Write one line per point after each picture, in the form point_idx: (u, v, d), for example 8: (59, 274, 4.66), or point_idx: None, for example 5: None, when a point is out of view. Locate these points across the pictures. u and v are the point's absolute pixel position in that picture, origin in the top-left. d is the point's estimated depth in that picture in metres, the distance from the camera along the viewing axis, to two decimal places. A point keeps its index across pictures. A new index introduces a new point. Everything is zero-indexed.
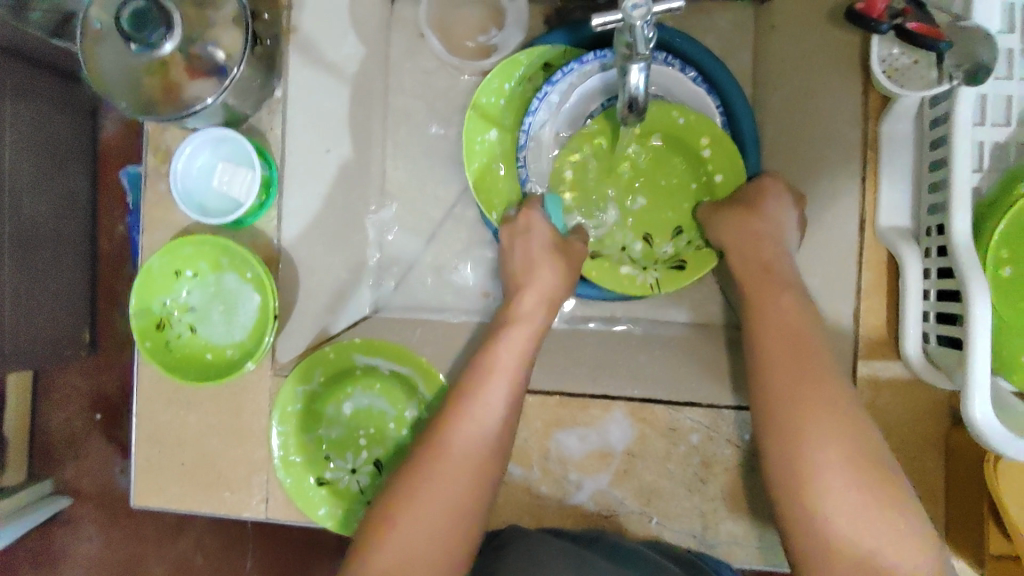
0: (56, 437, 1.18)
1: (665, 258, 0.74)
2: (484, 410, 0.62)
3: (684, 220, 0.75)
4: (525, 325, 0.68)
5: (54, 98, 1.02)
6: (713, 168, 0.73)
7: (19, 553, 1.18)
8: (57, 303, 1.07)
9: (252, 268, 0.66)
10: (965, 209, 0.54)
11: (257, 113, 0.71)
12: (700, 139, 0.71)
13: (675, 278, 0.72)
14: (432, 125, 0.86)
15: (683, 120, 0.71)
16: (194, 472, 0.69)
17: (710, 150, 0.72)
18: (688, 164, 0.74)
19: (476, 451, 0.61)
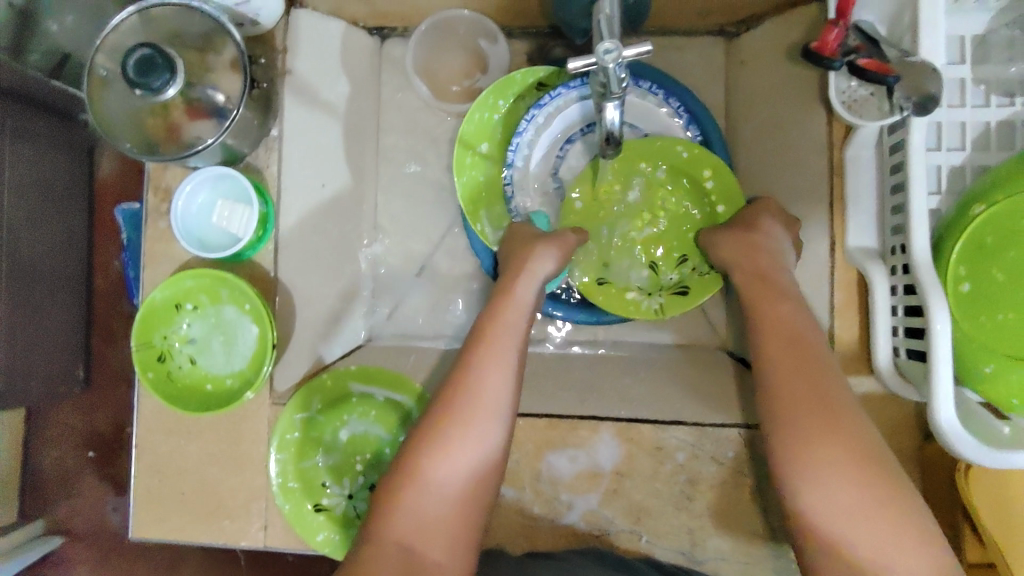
0: (48, 475, 1.18)
1: (670, 284, 0.78)
2: (469, 417, 0.62)
3: (690, 247, 0.78)
4: (512, 326, 0.67)
5: (50, 137, 1.05)
6: (719, 198, 0.76)
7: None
8: (53, 337, 1.09)
9: (250, 299, 0.68)
10: (924, 229, 0.57)
11: (255, 151, 0.74)
12: (702, 171, 0.75)
13: (681, 303, 0.76)
14: (421, 159, 0.89)
15: (687, 153, 0.75)
16: (193, 503, 0.70)
17: (713, 181, 0.76)
18: (691, 194, 0.78)
19: (463, 458, 0.61)
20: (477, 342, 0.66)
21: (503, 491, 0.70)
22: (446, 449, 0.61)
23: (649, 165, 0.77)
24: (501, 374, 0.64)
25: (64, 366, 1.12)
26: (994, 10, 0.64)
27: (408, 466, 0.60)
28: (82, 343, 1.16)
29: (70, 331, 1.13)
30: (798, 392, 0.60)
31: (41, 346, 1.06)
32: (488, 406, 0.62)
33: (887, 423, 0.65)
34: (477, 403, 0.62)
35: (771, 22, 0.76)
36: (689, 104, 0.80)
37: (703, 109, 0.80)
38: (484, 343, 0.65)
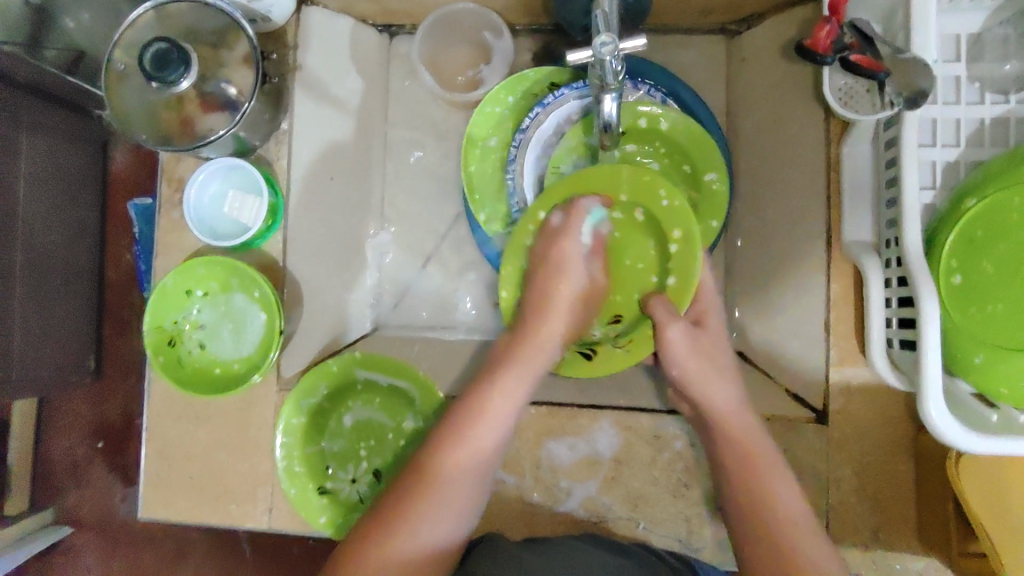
0: (59, 464, 1.20)
1: (588, 340, 0.75)
2: (453, 466, 0.64)
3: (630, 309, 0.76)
4: (520, 383, 0.68)
5: (66, 132, 1.07)
6: (709, 216, 0.76)
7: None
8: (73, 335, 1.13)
9: (260, 287, 0.70)
10: (915, 223, 0.59)
11: (265, 144, 0.77)
12: (673, 230, 0.70)
13: (577, 367, 0.73)
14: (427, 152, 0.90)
15: (666, 203, 0.69)
16: (201, 485, 0.72)
17: (677, 246, 0.70)
18: (656, 255, 0.73)
19: (445, 503, 0.63)
20: (475, 393, 0.67)
21: (504, 478, 0.71)
22: (429, 496, 0.63)
23: (628, 202, 0.72)
24: (500, 424, 0.65)
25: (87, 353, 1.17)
26: (990, 9, 0.66)
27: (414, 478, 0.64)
28: (93, 339, 1.19)
29: (89, 325, 1.17)
30: (741, 425, 0.66)
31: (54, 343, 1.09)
32: (471, 458, 0.64)
33: (880, 416, 0.67)
34: (466, 453, 0.64)
35: (771, 20, 0.78)
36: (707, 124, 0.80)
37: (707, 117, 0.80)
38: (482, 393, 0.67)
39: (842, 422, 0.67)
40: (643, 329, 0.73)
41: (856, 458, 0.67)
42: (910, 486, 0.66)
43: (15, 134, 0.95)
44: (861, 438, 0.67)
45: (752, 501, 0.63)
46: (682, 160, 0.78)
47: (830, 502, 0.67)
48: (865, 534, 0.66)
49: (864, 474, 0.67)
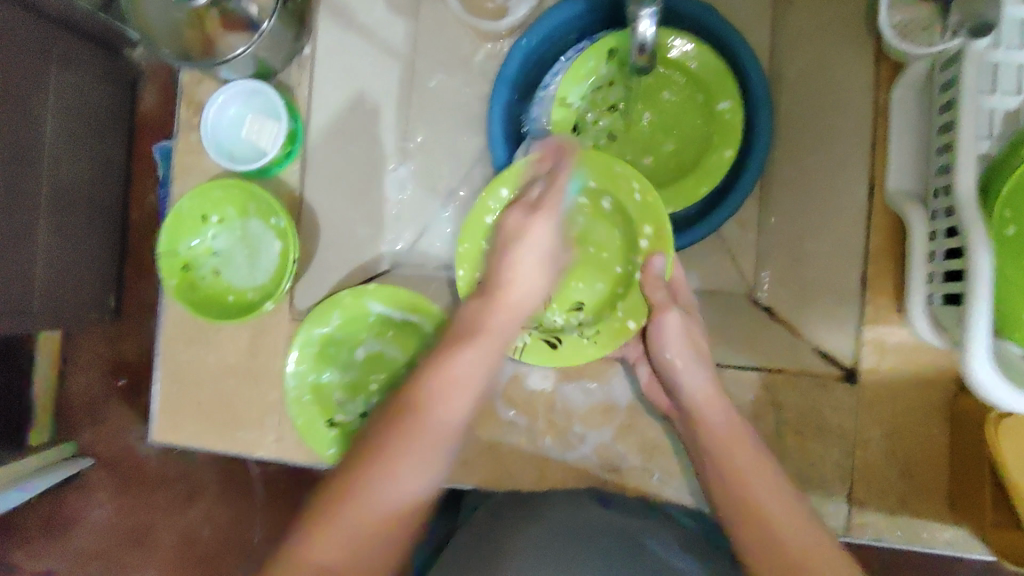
0: (78, 401, 1.15)
1: (550, 327, 0.69)
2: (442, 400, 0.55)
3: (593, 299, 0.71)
4: (494, 336, 0.60)
5: (94, 68, 1.02)
6: (721, 147, 0.73)
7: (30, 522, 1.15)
8: (65, 274, 1.00)
9: (276, 215, 0.69)
10: (970, 168, 0.54)
11: (286, 69, 0.75)
12: (643, 227, 0.68)
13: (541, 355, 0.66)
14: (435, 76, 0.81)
15: (640, 196, 0.67)
16: (211, 410, 0.72)
17: (648, 242, 0.68)
18: (622, 244, 0.70)
19: (438, 446, 0.53)
20: (469, 325, 0.60)
21: (516, 420, 0.69)
22: (408, 447, 0.52)
23: (597, 189, 0.70)
24: (483, 359, 0.58)
25: (83, 291, 1.06)
26: None
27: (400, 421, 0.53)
28: (113, 282, 1.14)
29: (96, 264, 1.09)
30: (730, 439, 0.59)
31: (69, 280, 1.02)
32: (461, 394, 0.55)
33: (914, 376, 0.64)
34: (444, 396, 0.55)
35: None
36: (751, 71, 0.72)
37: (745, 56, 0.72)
38: (476, 328, 0.60)
39: (873, 380, 0.64)
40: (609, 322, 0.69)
41: (886, 418, 0.64)
42: (942, 450, 0.63)
43: (45, 68, 0.90)
44: (896, 398, 0.64)
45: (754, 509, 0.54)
46: (696, 91, 0.76)
47: (854, 462, 0.64)
48: (891, 500, 0.63)
49: (893, 434, 0.64)
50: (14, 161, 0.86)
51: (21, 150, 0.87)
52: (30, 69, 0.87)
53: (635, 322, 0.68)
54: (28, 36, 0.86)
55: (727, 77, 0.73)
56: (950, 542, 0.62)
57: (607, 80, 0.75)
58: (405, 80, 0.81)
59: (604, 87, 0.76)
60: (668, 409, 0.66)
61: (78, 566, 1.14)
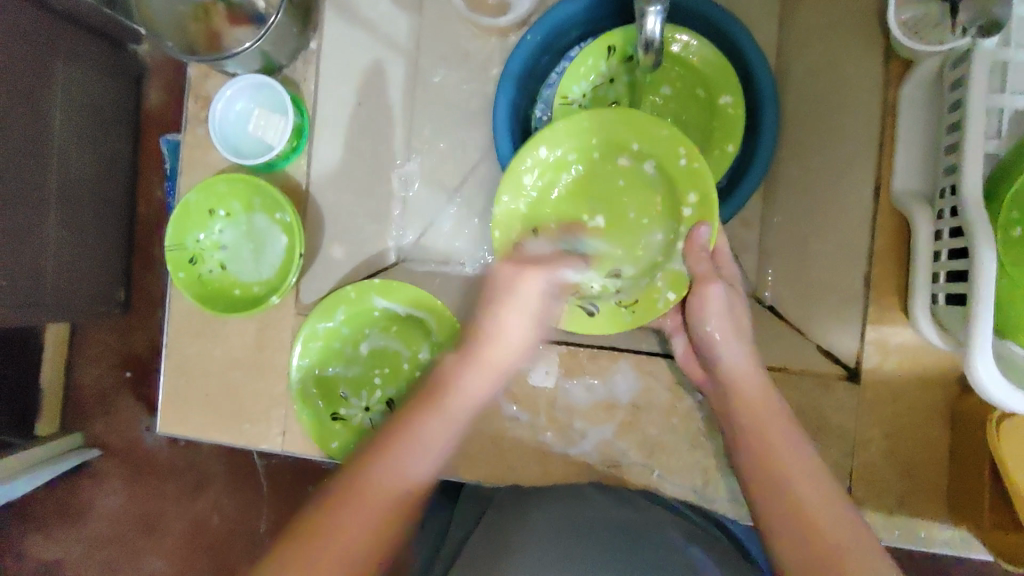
0: (87, 391, 1.17)
1: (586, 294, 0.68)
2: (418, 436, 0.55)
3: (640, 264, 0.69)
4: (488, 369, 0.62)
5: (100, 62, 1.03)
6: (723, 141, 0.74)
7: (41, 511, 1.16)
8: (72, 265, 1.01)
9: (282, 210, 0.71)
10: (976, 170, 0.54)
11: (292, 64, 0.77)
12: (686, 193, 0.65)
13: (576, 321, 0.67)
14: (438, 72, 0.80)
15: (686, 160, 0.65)
16: (218, 402, 0.73)
17: (691, 211, 0.65)
18: (664, 209, 0.68)
19: (409, 470, 0.53)
20: (446, 377, 0.61)
21: (519, 416, 0.70)
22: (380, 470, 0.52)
23: (640, 151, 0.67)
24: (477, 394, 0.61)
25: (90, 285, 1.07)
26: None
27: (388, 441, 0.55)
28: (122, 273, 1.15)
29: (104, 257, 1.10)
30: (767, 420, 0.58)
31: (78, 273, 1.03)
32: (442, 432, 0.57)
33: (916, 376, 0.64)
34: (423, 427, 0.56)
35: None
36: (758, 71, 0.71)
37: (749, 46, 0.72)
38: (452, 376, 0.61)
39: (875, 379, 0.64)
40: (650, 294, 0.67)
41: (887, 418, 0.64)
42: (943, 452, 0.63)
43: (52, 62, 0.90)
44: (898, 399, 0.64)
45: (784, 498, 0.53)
46: (696, 84, 0.76)
47: (855, 462, 0.64)
48: (891, 498, 0.63)
49: (894, 434, 0.64)
50: (21, 152, 0.87)
51: (29, 142, 0.88)
52: (37, 63, 0.88)
53: (676, 293, 0.65)
54: (36, 28, 0.87)
55: (728, 72, 0.73)
56: (948, 542, 0.62)
57: (608, 77, 0.77)
58: (410, 74, 0.81)
59: (604, 84, 0.77)
60: (702, 382, 0.66)
61: (90, 552, 1.16)
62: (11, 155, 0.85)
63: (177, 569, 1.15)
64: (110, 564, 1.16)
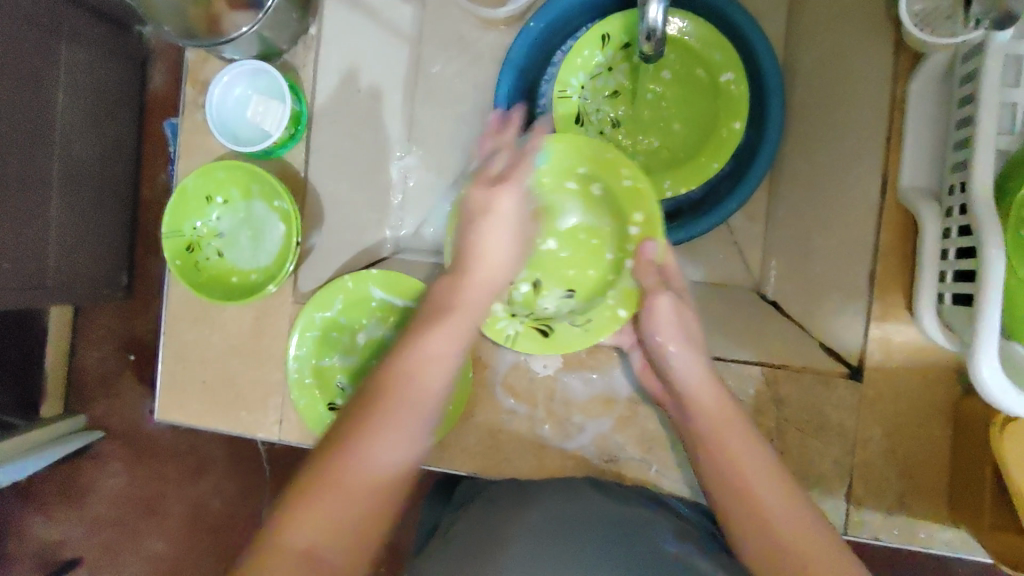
0: (90, 374, 1.17)
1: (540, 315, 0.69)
2: (427, 360, 0.57)
3: (583, 283, 0.70)
4: (467, 312, 0.62)
5: (105, 45, 1.02)
6: (730, 120, 0.72)
7: (45, 491, 1.17)
8: (78, 247, 1.01)
9: (280, 197, 0.70)
10: (986, 166, 0.53)
11: (292, 49, 0.74)
12: (634, 214, 0.68)
13: (532, 340, 0.66)
14: (433, 65, 0.83)
15: (631, 182, 0.67)
16: (215, 388, 0.72)
17: (638, 229, 0.68)
18: (614, 233, 0.70)
19: (395, 431, 0.54)
20: (423, 323, 0.60)
21: (516, 409, 0.69)
22: (390, 420, 0.54)
23: (587, 175, 0.70)
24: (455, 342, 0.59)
25: (94, 269, 1.07)
26: None
27: (375, 401, 0.55)
28: (125, 257, 1.15)
29: (108, 241, 1.09)
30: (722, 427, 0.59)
31: (82, 256, 1.03)
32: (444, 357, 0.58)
33: (919, 374, 0.63)
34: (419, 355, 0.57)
35: None
36: (764, 57, 0.70)
37: (755, 30, 0.70)
38: (447, 305, 0.62)
39: (878, 377, 0.63)
40: (602, 309, 0.68)
41: (888, 417, 0.63)
42: (944, 455, 0.62)
43: (54, 44, 0.89)
44: (899, 398, 0.63)
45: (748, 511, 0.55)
46: (695, 64, 0.75)
47: (853, 460, 0.63)
48: (889, 500, 0.62)
49: (895, 433, 0.63)
50: (27, 133, 0.87)
51: (34, 125, 0.88)
52: (40, 46, 0.87)
53: (628, 309, 0.67)
54: (41, 11, 0.86)
55: (731, 51, 0.72)
56: (948, 543, 0.62)
57: (605, 67, 0.75)
58: None
59: (603, 73, 0.76)
60: (661, 398, 0.66)
61: (93, 532, 1.17)
62: (16, 136, 0.85)
63: (177, 551, 1.15)
64: (111, 544, 1.17)
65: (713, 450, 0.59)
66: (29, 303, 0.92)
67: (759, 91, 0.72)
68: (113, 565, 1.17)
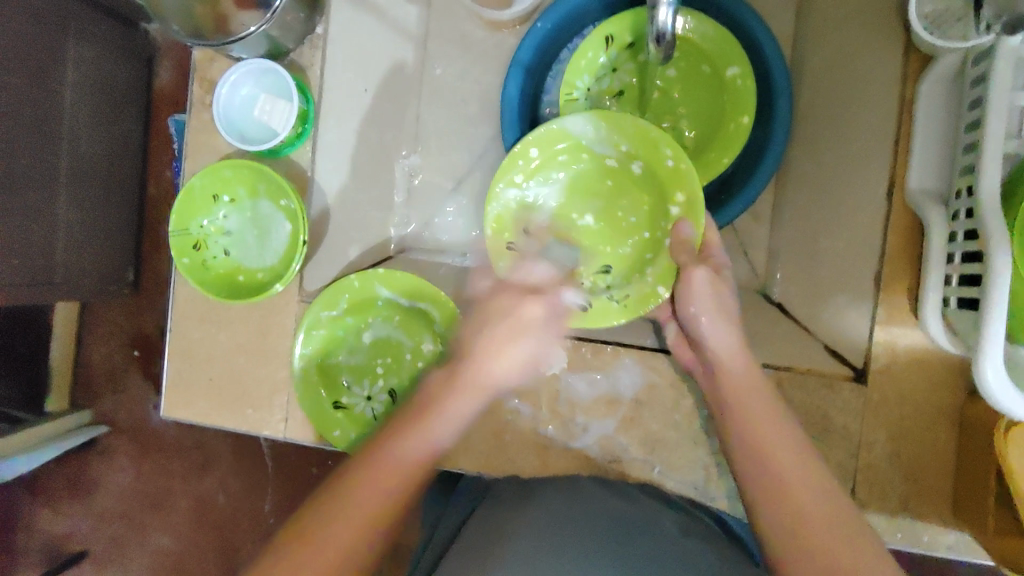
0: (97, 369, 1.18)
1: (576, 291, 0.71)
2: (411, 449, 0.54)
3: (622, 262, 0.72)
4: (466, 402, 0.58)
5: (112, 42, 1.02)
6: (738, 113, 0.72)
7: (52, 485, 1.18)
8: (84, 243, 1.01)
9: (286, 197, 0.70)
10: (995, 171, 0.53)
11: (299, 48, 0.73)
12: (673, 193, 0.68)
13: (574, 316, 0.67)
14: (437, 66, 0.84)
15: (671, 162, 0.67)
16: (221, 386, 0.73)
17: (678, 209, 0.67)
18: (651, 211, 0.70)
19: (362, 526, 0.49)
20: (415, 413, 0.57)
21: (520, 409, 0.69)
22: (360, 508, 0.50)
23: (629, 153, 0.70)
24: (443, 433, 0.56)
25: (100, 266, 1.07)
26: None
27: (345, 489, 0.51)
28: (132, 254, 1.16)
29: (115, 238, 1.10)
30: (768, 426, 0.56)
31: (89, 252, 1.03)
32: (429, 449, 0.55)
33: (925, 377, 0.63)
34: (401, 459, 0.53)
35: None
36: (773, 61, 0.70)
37: (762, 28, 0.71)
38: (444, 396, 0.58)
39: (883, 381, 0.63)
40: (640, 286, 0.69)
41: (892, 420, 0.63)
42: (948, 458, 0.62)
43: (62, 42, 0.89)
44: (904, 401, 0.63)
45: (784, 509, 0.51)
46: (699, 61, 0.75)
47: (858, 463, 0.63)
48: (893, 502, 0.62)
49: (899, 437, 0.63)
50: (32, 129, 0.87)
51: (39, 121, 0.87)
52: (47, 43, 0.87)
53: (667, 288, 0.67)
54: (48, 8, 0.86)
55: (736, 47, 0.71)
56: (950, 546, 0.62)
57: (609, 67, 0.75)
58: None
59: (608, 74, 0.76)
60: (691, 366, 0.66)
61: (99, 526, 1.18)
62: (21, 132, 0.85)
63: (183, 546, 1.16)
64: (118, 539, 1.18)
65: (750, 448, 0.56)
66: (36, 299, 0.92)
67: (767, 92, 0.72)
68: (120, 559, 1.18)
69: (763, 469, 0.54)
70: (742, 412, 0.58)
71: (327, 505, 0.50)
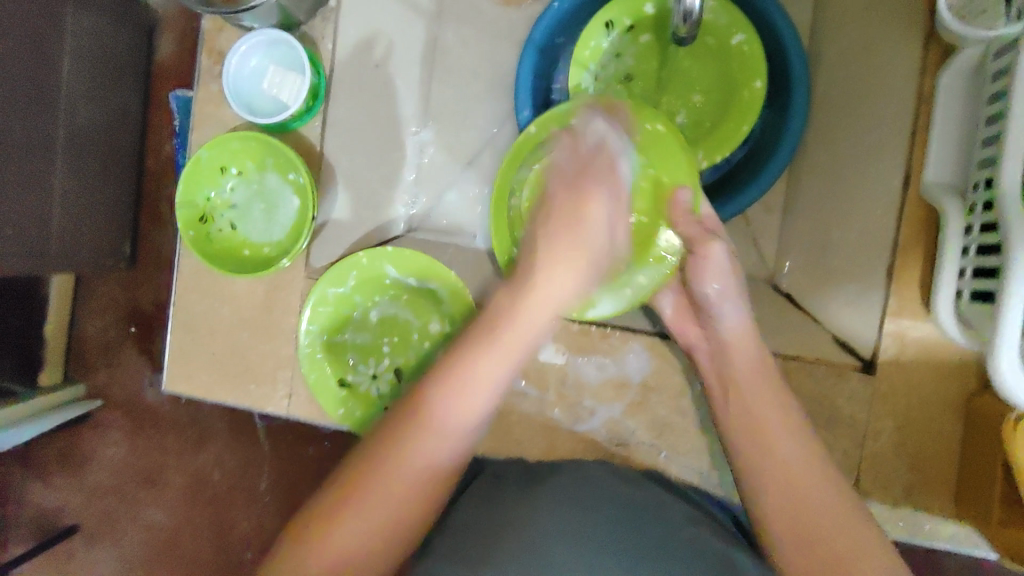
0: (91, 343, 1.17)
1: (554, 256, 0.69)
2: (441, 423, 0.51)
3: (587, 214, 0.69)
4: (499, 364, 0.54)
5: (113, 11, 1.00)
6: (750, 79, 0.71)
7: (45, 458, 1.18)
8: (79, 216, 0.99)
9: (296, 170, 0.69)
10: (1015, 165, 0.52)
11: (310, 21, 0.75)
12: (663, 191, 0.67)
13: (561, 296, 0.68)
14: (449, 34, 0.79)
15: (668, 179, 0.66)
16: (224, 360, 0.72)
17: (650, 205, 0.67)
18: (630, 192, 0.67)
19: (391, 505, 0.48)
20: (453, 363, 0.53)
21: (526, 390, 0.69)
22: (384, 484, 0.48)
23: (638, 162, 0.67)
24: (474, 408, 0.52)
25: (98, 241, 1.06)
26: None
27: (370, 462, 0.49)
28: (129, 229, 1.14)
29: (111, 212, 1.08)
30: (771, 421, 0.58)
31: (85, 225, 1.02)
32: (455, 429, 0.51)
33: (933, 368, 0.63)
34: (429, 454, 0.50)
35: None
36: (791, 47, 0.68)
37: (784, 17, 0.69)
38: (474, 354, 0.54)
39: (890, 371, 0.64)
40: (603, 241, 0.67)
41: (899, 411, 0.63)
42: (953, 449, 0.62)
43: (61, 8, 0.87)
44: (910, 393, 0.63)
45: (787, 502, 0.53)
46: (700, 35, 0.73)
47: (864, 452, 0.64)
48: (896, 491, 0.63)
49: (906, 427, 0.63)
50: (29, 99, 0.85)
51: (37, 91, 0.86)
52: (47, 10, 0.85)
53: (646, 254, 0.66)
54: None
55: (746, 25, 0.71)
56: (951, 536, 0.62)
57: (613, 52, 0.75)
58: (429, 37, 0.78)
59: (612, 59, 0.75)
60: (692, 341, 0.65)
61: (91, 500, 1.17)
62: (18, 100, 0.83)
63: (177, 522, 1.16)
64: (110, 514, 1.17)
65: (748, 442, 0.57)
66: (30, 271, 0.91)
67: (784, 79, 0.71)
68: (112, 534, 1.17)
69: (777, 468, 0.55)
70: (759, 422, 0.58)
71: (357, 477, 0.48)
